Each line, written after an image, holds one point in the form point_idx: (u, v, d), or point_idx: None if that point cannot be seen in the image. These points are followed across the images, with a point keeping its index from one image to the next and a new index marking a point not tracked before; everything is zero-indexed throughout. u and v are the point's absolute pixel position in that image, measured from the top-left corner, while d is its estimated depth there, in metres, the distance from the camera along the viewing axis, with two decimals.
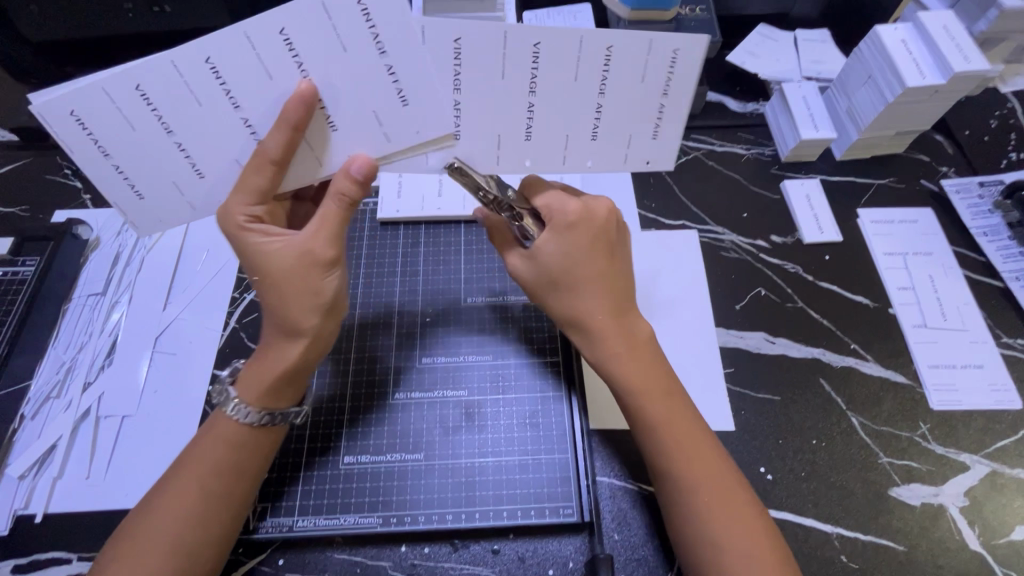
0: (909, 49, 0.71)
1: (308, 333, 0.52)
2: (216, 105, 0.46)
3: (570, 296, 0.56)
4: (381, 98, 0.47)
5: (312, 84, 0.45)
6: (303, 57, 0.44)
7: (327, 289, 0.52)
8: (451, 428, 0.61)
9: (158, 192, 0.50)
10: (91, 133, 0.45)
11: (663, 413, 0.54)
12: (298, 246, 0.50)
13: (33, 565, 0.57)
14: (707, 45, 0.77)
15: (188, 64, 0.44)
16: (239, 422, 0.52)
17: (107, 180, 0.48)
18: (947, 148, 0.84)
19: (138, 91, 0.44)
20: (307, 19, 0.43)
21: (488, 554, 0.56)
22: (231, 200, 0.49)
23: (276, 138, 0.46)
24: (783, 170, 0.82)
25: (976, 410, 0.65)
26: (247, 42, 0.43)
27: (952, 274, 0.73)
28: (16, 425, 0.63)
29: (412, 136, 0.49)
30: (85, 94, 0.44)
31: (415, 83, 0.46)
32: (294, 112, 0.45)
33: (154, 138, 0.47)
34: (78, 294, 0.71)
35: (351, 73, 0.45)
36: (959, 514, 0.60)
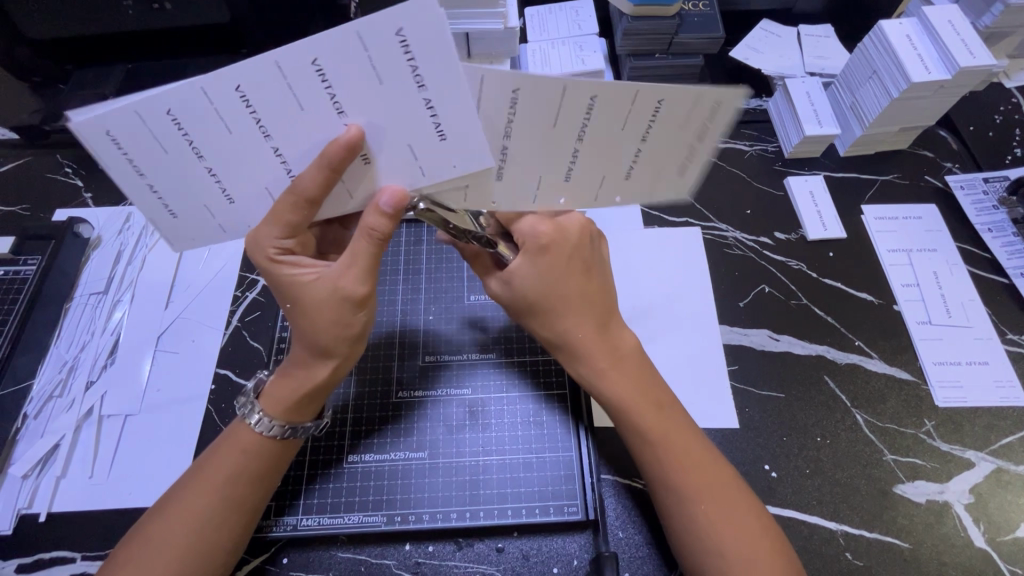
0: (914, 44, 0.71)
1: (340, 357, 0.53)
2: (249, 135, 0.43)
3: (556, 323, 0.56)
4: (415, 132, 0.44)
5: (360, 129, 0.44)
6: (340, 91, 0.41)
7: (358, 322, 0.52)
8: (455, 427, 0.61)
9: (191, 214, 0.47)
10: (129, 157, 0.43)
11: (655, 428, 0.54)
12: (329, 281, 0.50)
13: (37, 565, 0.57)
14: (710, 40, 0.77)
15: (221, 92, 0.40)
16: (262, 434, 0.52)
17: (139, 198, 0.45)
18: (951, 144, 0.84)
19: (169, 114, 0.41)
20: (341, 51, 0.39)
21: (492, 551, 0.56)
22: (261, 231, 0.49)
23: (310, 175, 0.45)
24: (787, 167, 0.82)
25: (981, 407, 0.65)
26: (279, 71, 0.40)
27: (957, 270, 0.73)
28: (19, 424, 0.63)
29: (447, 170, 0.47)
30: (119, 115, 0.41)
31: (455, 121, 0.43)
32: (335, 156, 0.43)
33: (188, 163, 0.44)
34: (80, 293, 0.71)
35: (385, 108, 0.43)
36: (965, 511, 0.60)
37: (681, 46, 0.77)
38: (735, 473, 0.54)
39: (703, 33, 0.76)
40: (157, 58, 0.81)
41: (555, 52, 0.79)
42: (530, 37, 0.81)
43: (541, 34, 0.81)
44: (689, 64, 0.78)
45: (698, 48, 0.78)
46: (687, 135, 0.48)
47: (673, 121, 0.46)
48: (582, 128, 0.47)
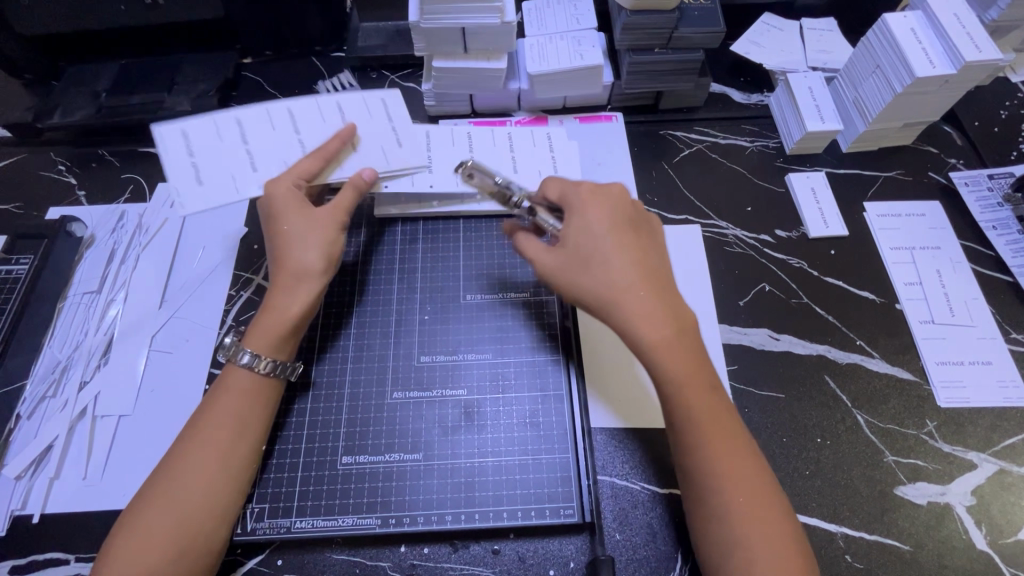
0: (919, 37, 0.70)
1: (319, 272, 0.58)
2: (282, 134, 0.65)
3: (601, 273, 0.55)
4: (383, 135, 0.67)
5: (353, 126, 0.66)
6: (348, 110, 0.67)
7: (337, 245, 0.60)
8: (450, 428, 0.60)
9: (212, 181, 0.62)
10: (189, 146, 0.62)
11: (702, 405, 0.52)
12: (317, 209, 0.60)
13: (31, 566, 0.57)
14: (711, 35, 0.75)
15: (274, 109, 0.65)
16: (244, 365, 0.55)
17: (180, 172, 0.62)
18: (955, 140, 0.82)
19: (235, 120, 0.64)
20: (354, 98, 0.67)
21: (488, 554, 0.56)
22: (274, 180, 0.61)
23: (307, 161, 0.62)
24: (789, 163, 0.81)
25: (984, 408, 0.64)
26: (315, 104, 0.66)
27: (961, 268, 0.72)
28: (13, 424, 0.63)
29: (404, 160, 0.67)
30: (200, 121, 0.63)
31: (409, 132, 0.68)
32: (332, 146, 0.63)
33: (231, 149, 0.63)
34: (74, 291, 0.70)
35: (372, 122, 0.67)
36: (966, 513, 0.59)
37: (681, 41, 0.75)
38: (769, 473, 0.52)
39: (703, 27, 0.74)
40: (150, 54, 0.80)
41: (553, 47, 0.77)
42: (527, 32, 0.80)
43: (538, 29, 0.80)
44: (689, 59, 0.77)
45: (698, 43, 0.76)
46: (542, 151, 0.75)
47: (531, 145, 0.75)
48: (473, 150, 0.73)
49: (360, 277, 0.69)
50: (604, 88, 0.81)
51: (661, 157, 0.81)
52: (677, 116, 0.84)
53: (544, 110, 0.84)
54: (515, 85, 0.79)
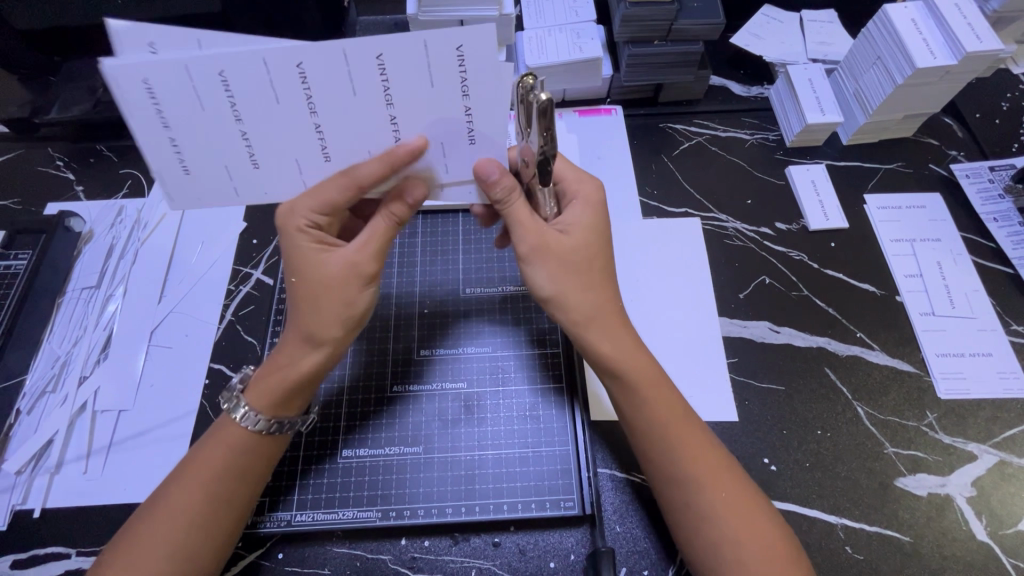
0: (920, 28, 0.69)
1: (331, 343, 0.51)
2: (295, 109, 0.43)
3: (577, 289, 0.53)
4: (452, 130, 0.46)
5: (424, 138, 0.46)
6: (433, 70, 0.42)
7: (361, 302, 0.51)
8: (451, 421, 0.60)
9: (205, 172, 0.47)
10: (159, 107, 0.42)
11: (657, 405, 0.53)
12: (347, 257, 0.50)
13: (32, 560, 0.57)
14: (710, 26, 0.75)
15: (280, 67, 0.41)
16: (246, 428, 0.51)
17: (161, 152, 0.45)
18: (955, 132, 0.82)
19: (298, 68, 0.41)
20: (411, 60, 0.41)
21: (489, 546, 0.56)
22: (298, 202, 0.49)
23: (372, 166, 0.46)
24: (788, 156, 0.80)
25: (984, 399, 0.64)
26: (344, 59, 0.41)
27: (961, 260, 0.72)
28: (12, 420, 0.63)
29: (471, 169, 0.49)
30: (163, 66, 0.40)
31: (484, 121, 0.45)
32: (400, 159, 0.46)
33: (219, 121, 0.44)
34: (73, 287, 0.70)
35: (437, 107, 0.44)
36: (966, 504, 0.59)
37: (680, 33, 0.75)
38: (745, 477, 0.53)
39: (702, 19, 0.74)
40: None
41: (552, 39, 0.77)
42: (526, 25, 0.80)
43: (537, 22, 0.80)
44: (688, 51, 0.77)
45: (698, 35, 0.76)
46: None
47: None
48: None
49: None
50: (603, 81, 0.80)
51: (661, 150, 0.81)
52: (676, 109, 0.84)
53: None
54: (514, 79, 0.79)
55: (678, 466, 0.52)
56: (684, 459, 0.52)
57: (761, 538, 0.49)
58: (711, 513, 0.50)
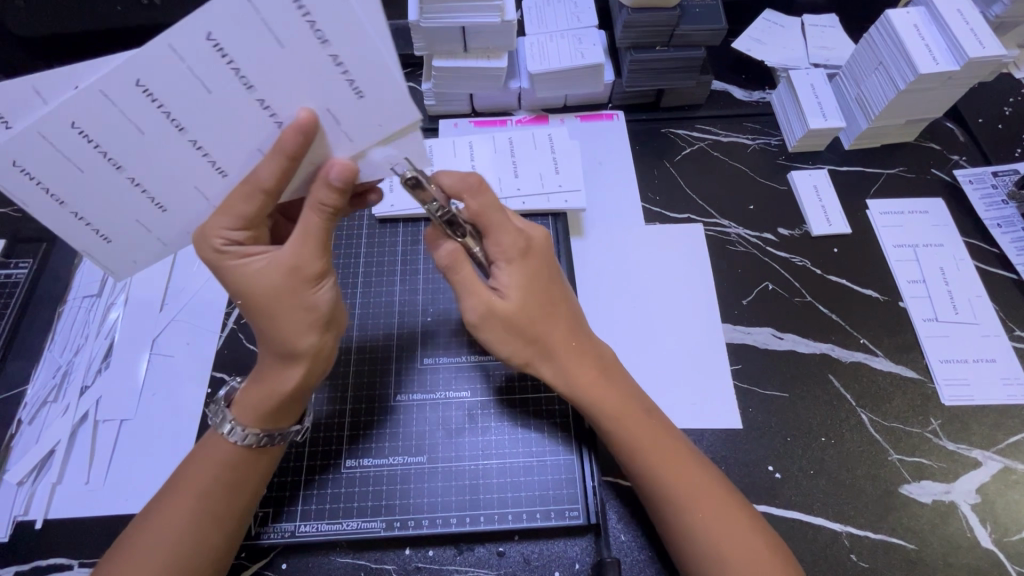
0: (922, 33, 0.69)
1: (308, 355, 0.51)
2: (230, 93, 0.40)
3: (532, 335, 0.55)
4: (332, 96, 0.42)
5: (311, 111, 0.42)
6: (272, 24, 0.38)
7: (321, 302, 0.50)
8: (454, 430, 0.60)
9: (176, 198, 0.45)
10: (99, 145, 0.41)
11: (637, 430, 0.54)
12: (284, 263, 0.48)
13: (34, 572, 0.56)
14: (712, 32, 0.75)
15: (121, 91, 0.39)
16: (235, 444, 0.51)
17: (124, 199, 0.44)
18: (958, 136, 0.82)
19: (140, 87, 0.39)
20: (235, 21, 0.37)
21: (493, 556, 0.56)
22: (210, 222, 0.47)
23: (269, 165, 0.44)
24: (791, 161, 0.80)
25: (987, 405, 0.64)
26: (250, 8, 0.37)
27: (964, 266, 0.72)
28: (14, 430, 0.63)
29: (374, 131, 0.44)
30: (19, 139, 0.39)
31: (366, 73, 0.41)
32: (291, 142, 0.42)
33: (163, 142, 0.42)
34: (74, 295, 0.70)
35: (295, 75, 0.40)
36: (970, 511, 0.59)
37: (682, 38, 0.75)
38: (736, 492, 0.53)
39: (705, 24, 0.74)
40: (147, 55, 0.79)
41: (554, 45, 0.77)
42: (528, 31, 0.79)
43: (538, 28, 0.79)
44: (690, 57, 0.76)
45: (699, 40, 0.76)
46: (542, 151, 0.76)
47: (528, 146, 0.76)
48: (470, 158, 0.75)
49: (362, 279, 0.69)
50: (604, 87, 0.80)
51: (663, 156, 0.80)
52: (678, 114, 0.84)
53: (545, 109, 0.84)
54: (516, 84, 0.79)
55: (659, 488, 0.52)
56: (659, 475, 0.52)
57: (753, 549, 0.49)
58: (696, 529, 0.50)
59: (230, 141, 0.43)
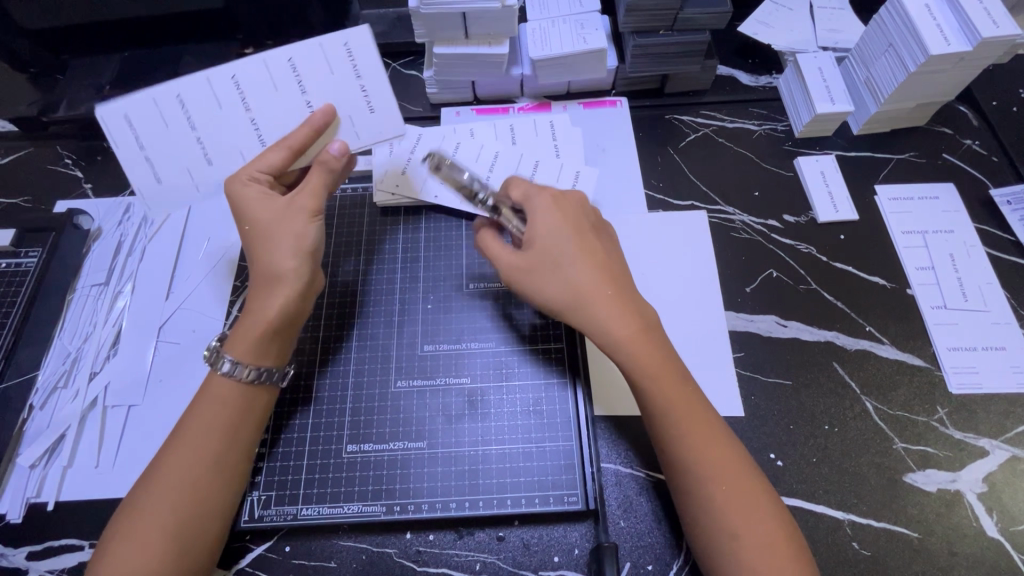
0: (934, 13, 0.67)
1: (291, 276, 0.53)
2: (288, 90, 0.56)
3: (567, 276, 0.55)
4: (348, 101, 0.57)
5: (332, 105, 0.56)
6: (331, 60, 0.56)
7: (308, 234, 0.55)
8: (454, 416, 0.60)
9: (222, 157, 0.57)
10: (183, 111, 0.55)
11: (671, 397, 0.53)
12: (290, 198, 0.55)
13: (47, 552, 0.58)
14: (717, 15, 0.73)
15: (219, 80, 0.55)
16: (232, 378, 0.52)
17: (184, 146, 0.56)
18: (971, 120, 0.80)
19: (234, 81, 0.55)
20: (309, 58, 0.56)
21: (493, 540, 0.56)
22: (245, 166, 0.55)
23: (301, 131, 0.55)
24: (797, 146, 0.79)
25: (997, 394, 0.63)
26: (322, 50, 0.56)
27: (974, 252, 0.70)
28: (26, 415, 0.64)
29: (377, 130, 0.58)
30: (138, 99, 0.55)
31: (378, 92, 0.57)
32: (320, 119, 0.55)
33: (230, 112, 0.56)
34: (83, 283, 0.71)
35: (330, 90, 0.57)
36: (977, 500, 0.58)
37: (686, 21, 0.74)
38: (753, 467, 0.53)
39: (710, 7, 0.72)
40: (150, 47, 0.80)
41: (556, 31, 0.76)
42: (530, 17, 0.79)
43: (541, 13, 0.78)
44: (695, 40, 0.75)
45: (704, 24, 0.74)
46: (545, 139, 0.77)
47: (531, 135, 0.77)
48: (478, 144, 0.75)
49: (364, 267, 0.69)
50: (607, 72, 0.79)
51: (667, 143, 0.79)
52: (682, 100, 0.83)
53: (548, 95, 0.83)
54: (518, 71, 0.78)
55: (675, 445, 0.52)
56: (675, 420, 0.52)
57: (761, 525, 0.49)
58: (708, 498, 0.50)
59: (274, 120, 0.57)
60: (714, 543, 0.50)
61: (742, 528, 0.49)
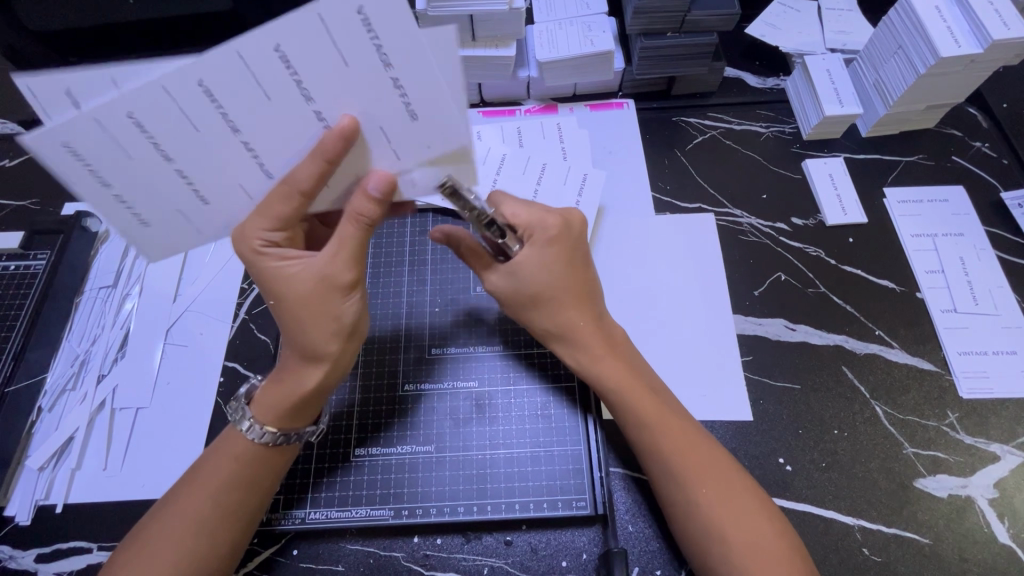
0: (944, 15, 0.67)
1: (329, 359, 0.52)
2: (216, 133, 0.42)
3: (556, 312, 0.56)
4: (386, 113, 0.43)
5: (353, 119, 0.43)
6: (340, 45, 0.39)
7: (346, 313, 0.51)
8: (462, 420, 0.60)
9: (161, 220, 0.46)
10: (91, 166, 0.41)
11: (650, 412, 0.54)
12: (316, 270, 0.50)
13: (55, 554, 0.58)
14: (724, 17, 0.73)
15: (182, 89, 0.39)
16: (253, 441, 0.51)
17: (168, 187, 0.44)
18: (981, 122, 0.80)
19: (131, 118, 0.40)
20: (258, 63, 0.39)
21: (501, 544, 0.56)
22: (248, 222, 0.48)
23: (307, 167, 0.45)
24: (805, 148, 0.79)
25: (1008, 399, 0.63)
26: (322, 27, 0.38)
27: (985, 256, 0.70)
28: (34, 417, 0.64)
29: (421, 150, 0.46)
30: (78, 124, 0.39)
31: (423, 98, 0.42)
32: (332, 146, 0.43)
33: (155, 167, 0.43)
34: (90, 286, 0.71)
35: (358, 89, 0.41)
36: (988, 506, 0.58)
37: (693, 24, 0.73)
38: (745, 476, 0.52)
39: (717, 9, 0.72)
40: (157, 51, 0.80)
41: (564, 33, 0.76)
42: (537, 19, 0.78)
43: (548, 16, 0.78)
44: (702, 42, 0.75)
45: (711, 26, 0.74)
46: (551, 141, 0.77)
47: (535, 136, 0.77)
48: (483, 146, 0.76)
49: (371, 269, 0.69)
50: (615, 75, 0.79)
51: (674, 145, 0.79)
52: (689, 102, 0.83)
53: (555, 98, 0.83)
54: (525, 73, 0.78)
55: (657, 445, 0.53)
56: (654, 429, 0.53)
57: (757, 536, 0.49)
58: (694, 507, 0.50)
59: (221, 176, 0.45)
60: (713, 551, 0.49)
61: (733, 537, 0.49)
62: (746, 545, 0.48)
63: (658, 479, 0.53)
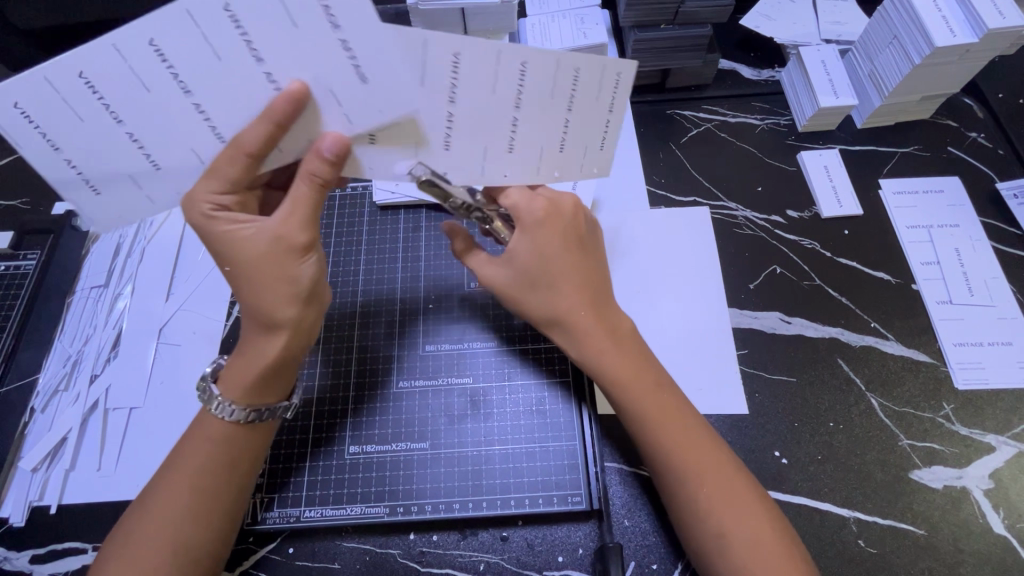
0: (939, 4, 0.66)
1: (287, 324, 0.50)
2: (166, 93, 0.42)
3: (551, 295, 0.56)
4: (336, 74, 0.42)
5: (302, 83, 0.43)
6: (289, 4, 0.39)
7: (303, 275, 0.49)
8: (456, 416, 0.60)
9: (115, 187, 0.47)
10: (39, 127, 0.43)
11: (644, 396, 0.54)
12: (270, 231, 0.48)
13: (49, 555, 0.58)
14: (718, 9, 0.72)
15: (129, 48, 0.40)
16: (224, 420, 0.51)
17: (120, 152, 0.45)
18: (977, 113, 0.79)
19: (82, 78, 0.41)
20: (177, 33, 0.40)
21: (497, 540, 0.56)
22: (197, 188, 0.47)
23: (255, 129, 0.44)
24: (800, 141, 0.78)
25: (1003, 390, 0.63)
26: None
27: (980, 247, 0.69)
28: (26, 419, 0.64)
29: (373, 116, 0.45)
30: (23, 82, 0.41)
31: (374, 59, 0.41)
32: (281, 108, 0.43)
33: (104, 130, 0.44)
34: (81, 287, 0.71)
35: (305, 51, 0.41)
36: (983, 497, 0.58)
37: (687, 16, 0.73)
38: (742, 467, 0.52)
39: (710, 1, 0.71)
40: None
41: (556, 25, 0.75)
42: (529, 11, 0.77)
43: (540, 7, 0.77)
44: (696, 35, 0.74)
45: (705, 18, 0.73)
46: None
47: None
48: None
49: (364, 266, 0.69)
50: None
51: (669, 138, 0.79)
52: (685, 95, 0.82)
53: None
54: None
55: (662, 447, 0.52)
56: (650, 418, 0.53)
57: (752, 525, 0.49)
58: (693, 503, 0.50)
59: (169, 136, 0.45)
60: (711, 545, 0.49)
61: (728, 530, 0.49)
62: (738, 526, 0.49)
63: (659, 476, 0.53)
